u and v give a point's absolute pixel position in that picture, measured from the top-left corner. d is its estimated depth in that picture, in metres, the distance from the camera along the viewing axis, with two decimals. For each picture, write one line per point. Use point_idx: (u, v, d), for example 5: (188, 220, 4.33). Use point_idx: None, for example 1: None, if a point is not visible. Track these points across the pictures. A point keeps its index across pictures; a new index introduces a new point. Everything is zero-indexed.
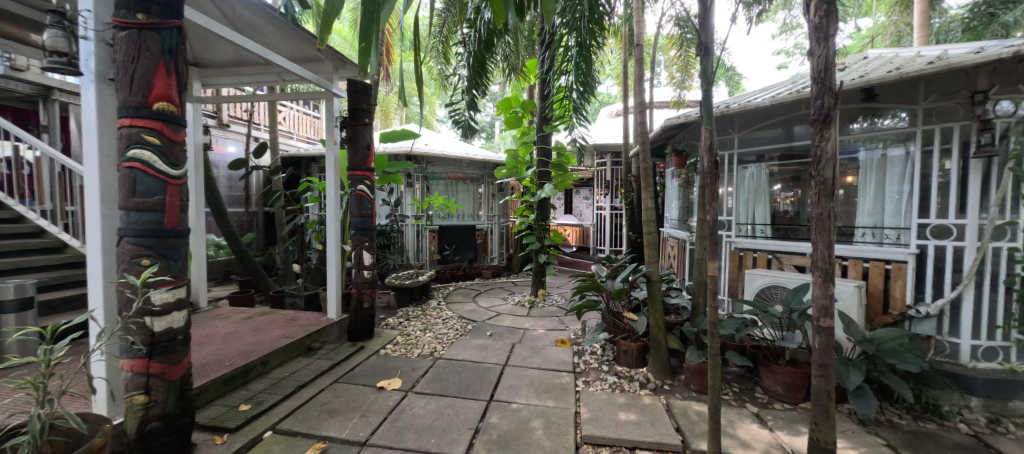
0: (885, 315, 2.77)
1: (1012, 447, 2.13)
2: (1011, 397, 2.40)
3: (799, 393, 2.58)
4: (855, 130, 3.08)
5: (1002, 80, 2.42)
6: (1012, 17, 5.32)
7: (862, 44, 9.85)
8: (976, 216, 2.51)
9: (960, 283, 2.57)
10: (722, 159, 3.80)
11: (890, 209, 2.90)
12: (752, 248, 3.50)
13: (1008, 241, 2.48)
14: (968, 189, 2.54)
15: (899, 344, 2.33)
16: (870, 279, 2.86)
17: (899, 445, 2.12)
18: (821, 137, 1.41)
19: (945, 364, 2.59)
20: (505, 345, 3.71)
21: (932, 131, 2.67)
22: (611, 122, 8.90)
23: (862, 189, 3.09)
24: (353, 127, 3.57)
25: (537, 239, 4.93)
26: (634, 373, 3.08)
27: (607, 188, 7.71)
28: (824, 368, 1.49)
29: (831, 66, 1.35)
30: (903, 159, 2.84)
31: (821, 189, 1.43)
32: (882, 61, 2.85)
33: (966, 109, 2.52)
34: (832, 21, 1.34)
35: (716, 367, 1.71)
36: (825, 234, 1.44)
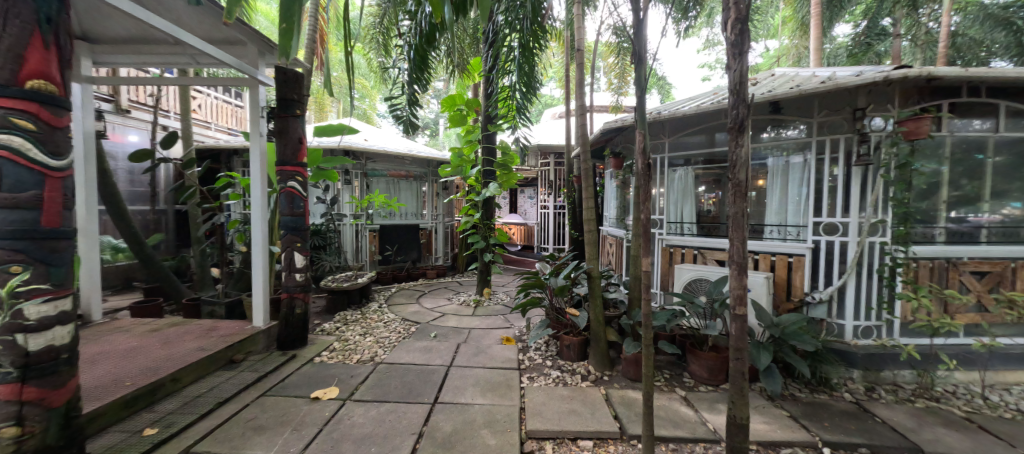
0: (788, 302, 3.15)
1: (883, 409, 2.54)
2: (882, 368, 2.85)
3: (720, 376, 2.84)
4: (765, 139, 3.43)
5: (876, 99, 2.85)
6: (884, 47, 6.25)
7: (770, 63, 11.05)
8: (856, 215, 2.91)
9: (845, 273, 2.95)
10: (656, 162, 4.04)
11: (793, 209, 3.27)
12: (680, 245, 3.80)
13: (880, 237, 2.92)
14: (851, 191, 2.94)
15: (799, 327, 2.68)
16: (777, 271, 3.20)
17: (800, 415, 2.47)
18: (737, 143, 1.52)
19: (835, 342, 2.96)
20: (450, 346, 3.64)
21: (824, 142, 3.06)
22: (553, 123, 9.17)
23: (770, 191, 3.47)
24: (282, 118, 3.30)
25: (483, 238, 4.90)
26: (576, 367, 3.20)
27: (550, 188, 7.94)
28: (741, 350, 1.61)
29: (745, 81, 1.47)
30: (801, 166, 3.23)
31: (736, 190, 1.53)
32: (786, 78, 3.25)
33: (849, 123, 2.94)
34: (745, 39, 1.48)
35: (648, 355, 1.83)
36: (740, 231, 1.54)
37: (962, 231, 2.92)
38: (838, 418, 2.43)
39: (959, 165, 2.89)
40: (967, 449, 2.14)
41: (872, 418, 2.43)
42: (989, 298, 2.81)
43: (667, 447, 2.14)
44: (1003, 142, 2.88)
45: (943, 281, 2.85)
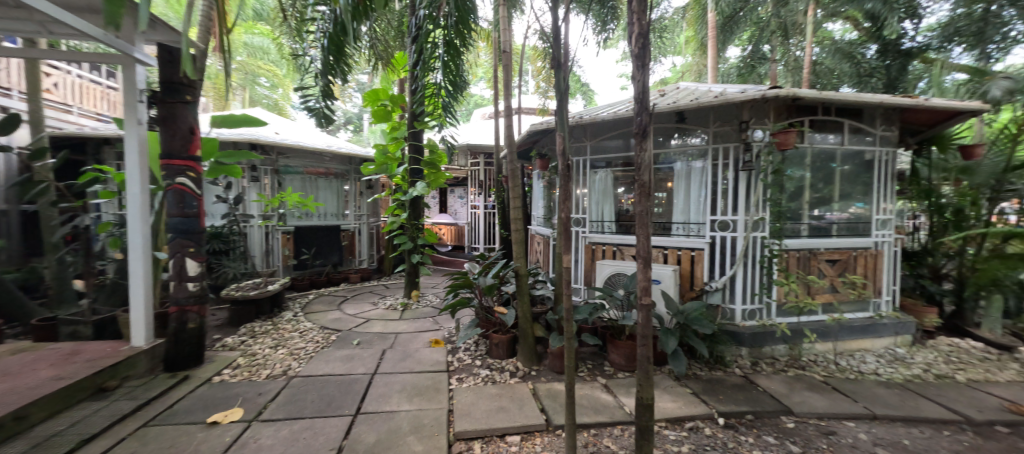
0: (691, 291, 3.49)
1: (764, 380, 2.96)
2: (766, 344, 3.30)
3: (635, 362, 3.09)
4: (673, 145, 3.80)
5: (757, 114, 3.31)
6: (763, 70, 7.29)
7: (676, 77, 12.27)
8: (744, 213, 3.34)
9: (735, 263, 3.36)
10: (579, 164, 4.25)
11: (694, 208, 3.64)
12: (601, 242, 4.00)
13: (761, 233, 3.36)
14: (740, 192, 3.36)
15: (699, 314, 3.02)
16: (682, 264, 3.57)
17: (699, 391, 2.80)
18: (641, 147, 1.56)
19: (728, 325, 3.37)
20: (374, 352, 3.46)
21: (718, 149, 3.45)
22: (482, 124, 9.21)
23: (677, 192, 3.79)
24: (168, 104, 2.86)
25: (410, 239, 4.74)
26: (504, 364, 3.24)
27: (480, 188, 7.97)
28: (646, 340, 1.58)
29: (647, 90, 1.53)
30: (700, 170, 3.60)
31: (641, 188, 1.56)
32: (690, 92, 3.64)
33: (737, 134, 3.37)
34: (647, 53, 1.55)
35: (570, 347, 1.92)
36: (645, 227, 1.55)
37: (820, 227, 3.50)
38: (729, 392, 2.78)
39: (817, 172, 3.46)
40: (824, 407, 2.59)
41: (756, 389, 2.82)
42: (839, 281, 3.38)
43: (588, 434, 2.26)
44: (846, 153, 3.52)
45: (807, 268, 3.38)
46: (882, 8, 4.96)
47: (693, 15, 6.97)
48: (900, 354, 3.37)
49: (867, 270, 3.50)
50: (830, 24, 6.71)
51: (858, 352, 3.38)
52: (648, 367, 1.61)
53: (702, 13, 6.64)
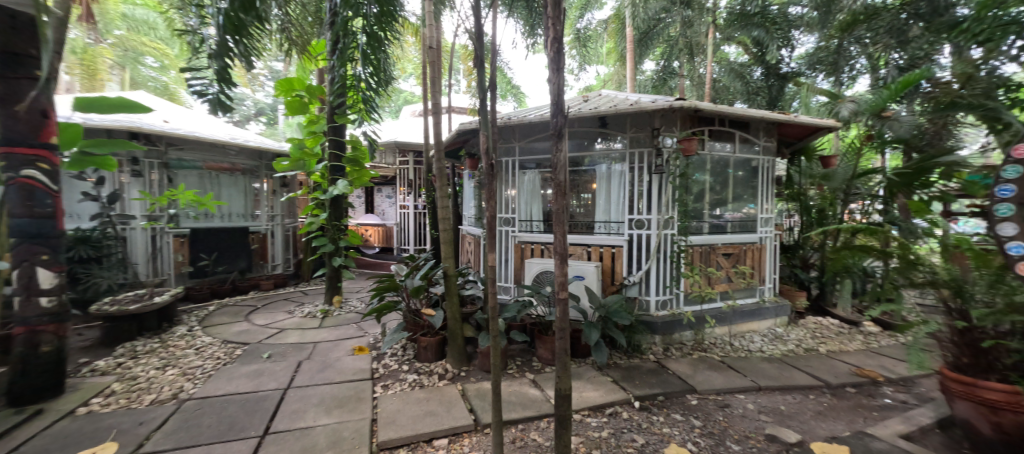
0: (612, 285, 3.75)
1: (674, 363, 3.26)
2: (676, 331, 3.64)
3: None
4: (599, 148, 3.99)
5: (666, 122, 3.65)
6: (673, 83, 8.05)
7: (600, 85, 13.04)
8: (657, 213, 3.64)
9: (650, 259, 3.66)
10: (508, 165, 4.32)
11: (615, 208, 3.89)
12: (530, 241, 4.14)
13: (671, 230, 3.69)
14: (654, 194, 3.66)
15: (619, 306, 3.24)
16: (604, 260, 3.81)
17: (619, 379, 3.00)
18: (557, 149, 1.57)
19: (645, 316, 3.66)
20: (288, 365, 3.17)
21: (635, 154, 3.74)
22: (412, 121, 8.94)
23: (599, 193, 4.02)
24: (6, 79, 2.29)
25: (331, 241, 4.43)
26: (433, 367, 3.17)
27: (410, 187, 7.73)
28: (564, 334, 1.62)
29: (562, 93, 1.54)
30: (619, 172, 3.87)
31: (558, 188, 1.57)
32: (611, 99, 3.88)
33: (650, 139, 3.67)
34: (562, 57, 1.56)
35: (496, 345, 1.93)
36: (561, 225, 1.57)
37: (718, 224, 3.95)
38: (644, 377, 3.02)
39: (715, 176, 3.91)
40: (722, 383, 2.93)
41: (667, 372, 3.10)
42: (733, 272, 3.86)
43: (516, 429, 2.30)
44: (738, 160, 4.03)
45: (708, 261, 3.81)
46: (764, 35, 5.81)
47: (613, 28, 7.46)
48: (780, 332, 3.93)
49: (755, 262, 4.04)
50: (726, 47, 7.63)
51: (748, 334, 3.88)
52: (565, 358, 1.64)
53: (621, 27, 7.14)
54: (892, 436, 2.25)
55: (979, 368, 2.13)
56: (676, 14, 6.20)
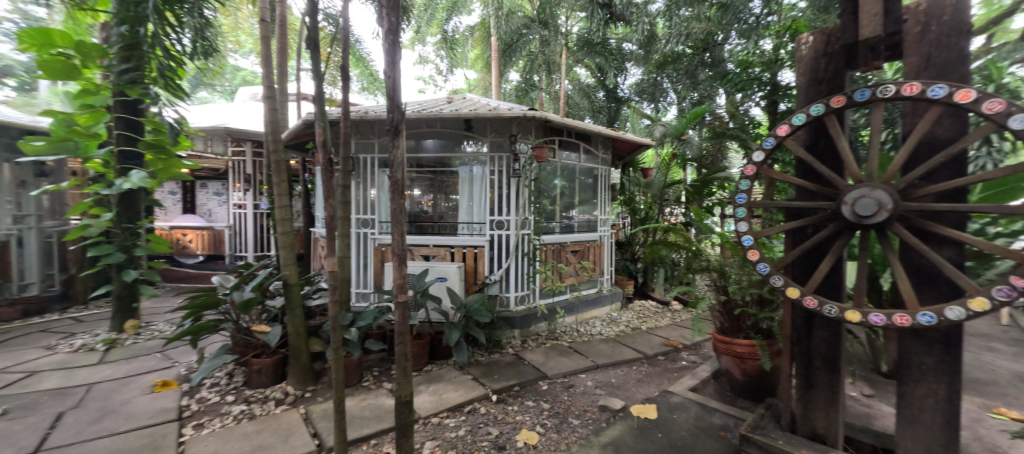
0: (474, 285, 3.87)
1: (529, 354, 3.53)
2: (533, 324, 3.93)
3: (422, 360, 3.22)
4: (469, 151, 4.05)
5: (523, 129, 3.92)
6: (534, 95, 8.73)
7: (470, 90, 13.33)
8: (515, 214, 3.90)
9: (509, 258, 3.90)
10: (367, 162, 4.03)
11: (476, 210, 4.03)
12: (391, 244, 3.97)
13: (528, 230, 3.98)
14: (512, 197, 3.89)
15: (479, 305, 3.33)
16: (467, 260, 3.91)
17: (479, 375, 3.09)
18: (393, 145, 1.50)
19: (503, 312, 3.85)
20: (38, 421, 2.31)
21: (495, 158, 3.92)
22: (251, 106, 7.62)
23: (461, 195, 4.10)
24: None
25: (121, 248, 3.50)
26: (269, 393, 2.74)
27: (247, 184, 6.65)
28: (402, 336, 1.52)
29: (396, 87, 1.47)
30: (479, 176, 4.02)
31: (394, 187, 1.50)
32: (474, 104, 3.98)
33: (507, 145, 3.90)
34: (397, 49, 1.47)
35: (338, 357, 1.76)
36: (398, 226, 1.51)
37: (567, 225, 4.43)
38: (502, 370, 3.20)
39: (565, 182, 4.38)
40: (567, 367, 3.29)
41: (523, 363, 3.33)
42: (579, 267, 4.37)
43: (366, 445, 2.14)
44: (582, 169, 4.60)
45: (558, 258, 4.25)
46: (604, 63, 6.82)
47: (480, 36, 7.69)
48: (614, 316, 4.62)
49: (595, 257, 4.66)
50: (578, 68, 8.68)
51: (591, 320, 4.44)
52: (406, 364, 1.57)
53: (487, 36, 7.42)
54: (684, 390, 2.85)
55: (734, 330, 2.86)
56: (535, 32, 6.76)
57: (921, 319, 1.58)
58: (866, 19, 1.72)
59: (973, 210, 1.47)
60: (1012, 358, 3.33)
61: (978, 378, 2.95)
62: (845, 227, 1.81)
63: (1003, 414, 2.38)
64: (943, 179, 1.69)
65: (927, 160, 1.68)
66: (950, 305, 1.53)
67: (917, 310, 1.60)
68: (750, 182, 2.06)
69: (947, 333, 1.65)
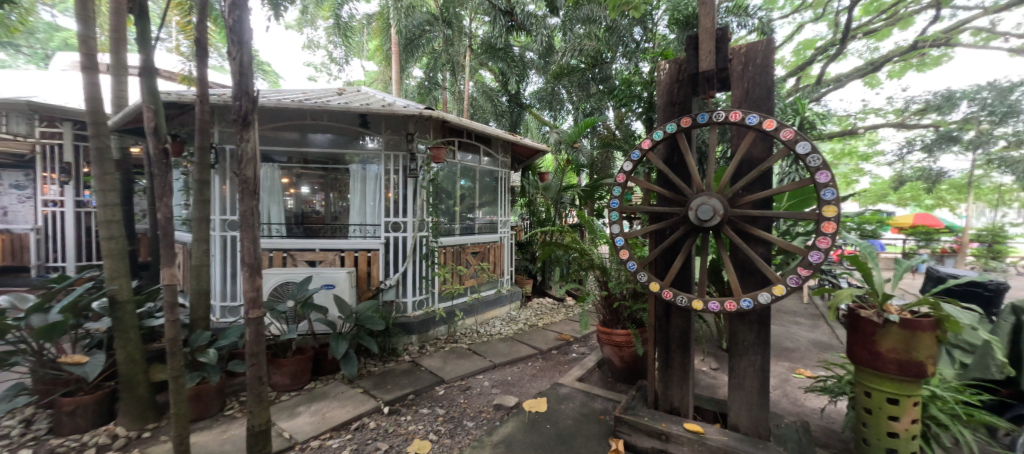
0: (367, 290, 3.66)
1: (426, 359, 3.44)
2: (431, 328, 3.85)
3: (303, 377, 2.93)
4: (370, 147, 3.78)
5: (421, 128, 3.82)
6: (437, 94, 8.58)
7: (370, 82, 12.55)
8: (412, 215, 3.78)
9: (406, 261, 3.76)
10: (228, 152, 3.46)
11: (370, 211, 3.80)
12: (268, 248, 3.57)
13: (425, 232, 3.87)
14: (408, 199, 3.77)
15: (372, 312, 3.12)
16: (359, 265, 3.67)
17: (369, 388, 2.92)
18: (243, 138, 1.54)
19: (399, 318, 3.69)
20: None
21: (390, 157, 3.75)
22: (72, 76, 6.05)
23: (352, 194, 3.84)
24: None
25: None
26: (89, 439, 2.20)
27: (66, 174, 5.29)
28: (255, 356, 1.61)
29: (246, 71, 1.53)
30: (373, 175, 3.81)
31: (245, 187, 1.55)
32: (368, 98, 3.74)
33: (405, 144, 3.75)
34: (244, 30, 1.53)
35: (178, 385, 1.79)
36: (250, 227, 1.58)
37: (467, 226, 4.44)
38: (396, 379, 3.06)
39: (465, 183, 4.38)
40: (465, 369, 3.29)
41: (420, 369, 3.24)
42: (479, 268, 4.41)
43: None
44: (483, 171, 4.66)
45: (458, 260, 4.24)
46: (506, 68, 7.02)
47: (379, 26, 7.27)
48: (514, 315, 4.78)
49: (495, 258, 4.75)
50: (482, 71, 8.81)
51: (491, 320, 4.52)
52: (258, 375, 1.64)
53: (386, 27, 7.04)
54: (572, 380, 3.07)
55: (613, 321, 3.17)
56: (439, 30, 6.63)
57: (743, 303, 1.93)
58: (704, 54, 2.05)
59: (776, 215, 1.85)
60: (808, 328, 4.33)
61: (787, 346, 3.76)
62: (693, 229, 2.13)
63: (801, 374, 3.06)
64: (758, 190, 2.09)
65: (749, 173, 2.05)
66: (762, 292, 1.90)
67: (741, 296, 1.96)
68: (622, 188, 2.30)
69: (760, 314, 2.06)
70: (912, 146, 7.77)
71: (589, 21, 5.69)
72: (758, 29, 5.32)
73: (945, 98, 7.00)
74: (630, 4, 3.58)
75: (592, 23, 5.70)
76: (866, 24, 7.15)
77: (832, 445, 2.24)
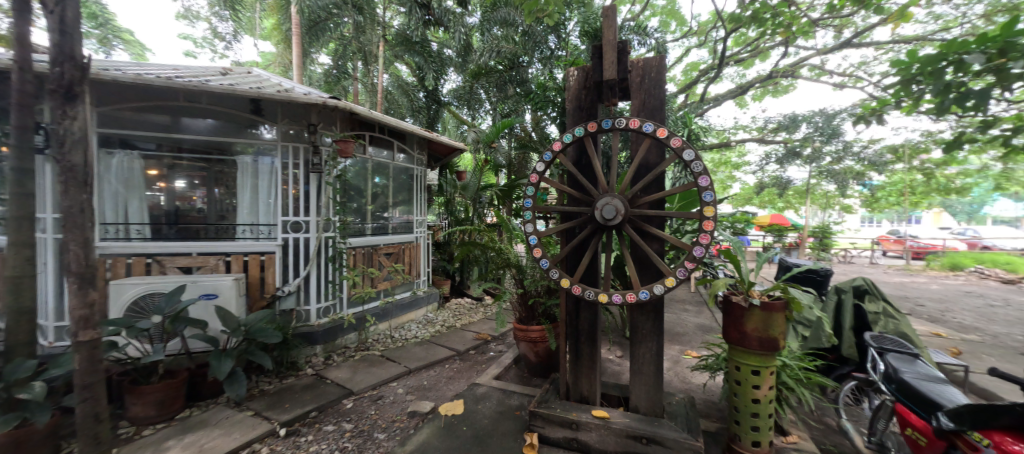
0: (260, 300, 3.24)
1: (332, 371, 3.16)
2: (338, 337, 3.55)
3: (174, 405, 2.47)
4: (266, 138, 3.37)
5: (325, 119, 3.54)
6: (347, 85, 7.96)
7: (266, 65, 11.15)
8: (315, 215, 3.47)
9: (309, 264, 3.44)
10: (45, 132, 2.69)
11: (263, 210, 3.38)
12: (125, 253, 2.93)
13: (332, 232, 3.59)
14: (311, 196, 3.46)
15: (265, 323, 2.75)
16: (250, 271, 3.23)
17: (262, 409, 2.57)
18: (65, 116, 1.61)
19: (300, 328, 3.33)
20: None
21: (288, 148, 3.41)
22: None
23: (240, 190, 3.36)
24: None
25: None
26: None
27: None
28: (86, 385, 1.72)
29: (72, 58, 1.61)
30: (268, 169, 3.40)
31: (71, 179, 1.64)
32: (260, 81, 3.33)
33: (307, 136, 3.44)
34: (68, 13, 1.60)
35: None
36: (77, 232, 1.67)
37: (380, 226, 4.19)
38: (296, 395, 2.75)
39: (377, 180, 4.14)
40: (377, 377, 3.09)
41: (325, 382, 2.96)
42: (393, 269, 4.20)
43: None
44: (398, 168, 4.45)
45: (369, 262, 3.98)
46: (423, 63, 6.80)
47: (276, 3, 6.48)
48: (431, 317, 4.64)
49: (411, 259, 4.57)
50: (398, 64, 8.44)
51: (407, 323, 4.33)
52: (96, 378, 1.76)
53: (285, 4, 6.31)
54: (489, 379, 3.06)
55: (529, 318, 3.25)
56: (348, 15, 6.15)
57: (641, 295, 2.12)
58: (607, 65, 2.19)
59: (666, 215, 2.06)
60: (694, 314, 4.96)
61: (678, 331, 4.25)
62: (599, 227, 2.26)
63: (689, 355, 3.49)
64: (653, 192, 2.32)
65: (645, 176, 2.26)
66: (656, 284, 2.10)
67: (639, 288, 2.14)
68: (534, 188, 2.35)
69: (655, 305, 2.28)
70: (769, 159, 9.40)
71: (505, 23, 5.75)
72: (654, 48, 5.94)
73: (791, 120, 8.60)
74: (544, 12, 3.72)
75: (508, 26, 5.75)
76: (737, 54, 8.43)
77: (713, 415, 2.58)
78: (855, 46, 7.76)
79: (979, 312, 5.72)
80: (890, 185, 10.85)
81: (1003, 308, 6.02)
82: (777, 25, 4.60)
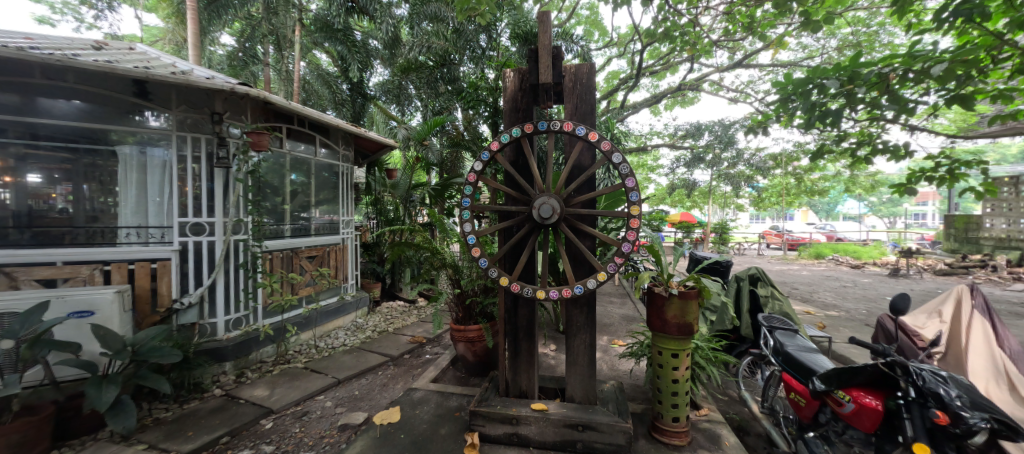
0: (152, 315, 2.77)
1: (245, 390, 2.82)
2: (252, 351, 3.18)
3: (38, 446, 2.03)
4: (153, 126, 2.91)
5: (232, 108, 3.15)
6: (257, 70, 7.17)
7: (151, 40, 9.61)
8: (221, 215, 3.08)
9: (214, 271, 3.04)
10: None
11: (153, 210, 2.92)
12: None
13: (242, 235, 3.21)
14: (215, 194, 3.06)
15: (159, 341, 2.35)
16: (137, 282, 2.75)
17: (159, 440, 2.21)
18: None
19: (205, 344, 2.93)
20: None
21: (184, 138, 2.97)
22: None
23: (123, 187, 2.86)
24: None
25: None
26: None
27: None
28: None
29: None
30: (161, 164, 2.95)
31: None
32: (143, 59, 2.85)
33: (210, 125, 3.03)
34: None
35: None
36: None
37: (301, 227, 3.84)
38: (202, 421, 2.42)
39: (296, 177, 3.80)
40: (301, 392, 2.83)
41: (238, 403, 2.64)
42: (316, 274, 3.89)
43: None
44: (321, 164, 4.13)
45: (289, 266, 3.64)
46: (346, 52, 6.37)
47: None
48: (360, 323, 4.38)
49: (337, 261, 4.27)
50: (316, 51, 7.82)
51: (333, 331, 4.03)
52: None
53: None
54: (426, 382, 2.99)
55: (465, 318, 3.23)
56: None
57: (576, 289, 2.22)
58: (543, 68, 2.26)
59: (598, 214, 2.19)
60: (619, 305, 5.35)
61: (606, 322, 4.55)
62: (536, 226, 2.32)
63: (616, 344, 3.75)
64: (585, 192, 2.45)
65: (578, 177, 2.37)
66: (590, 279, 2.22)
67: (574, 283, 2.24)
68: (472, 187, 2.34)
69: (588, 299, 2.41)
70: (679, 162, 10.49)
71: (436, 19, 5.63)
72: (580, 55, 6.25)
73: (696, 128, 9.68)
74: (476, 11, 3.70)
75: (439, 21, 5.64)
76: (651, 66, 9.25)
77: (638, 397, 2.81)
78: (744, 66, 8.97)
79: (837, 292, 6.99)
80: (772, 187, 12.76)
81: (851, 287, 7.44)
82: (684, 43, 5.12)
